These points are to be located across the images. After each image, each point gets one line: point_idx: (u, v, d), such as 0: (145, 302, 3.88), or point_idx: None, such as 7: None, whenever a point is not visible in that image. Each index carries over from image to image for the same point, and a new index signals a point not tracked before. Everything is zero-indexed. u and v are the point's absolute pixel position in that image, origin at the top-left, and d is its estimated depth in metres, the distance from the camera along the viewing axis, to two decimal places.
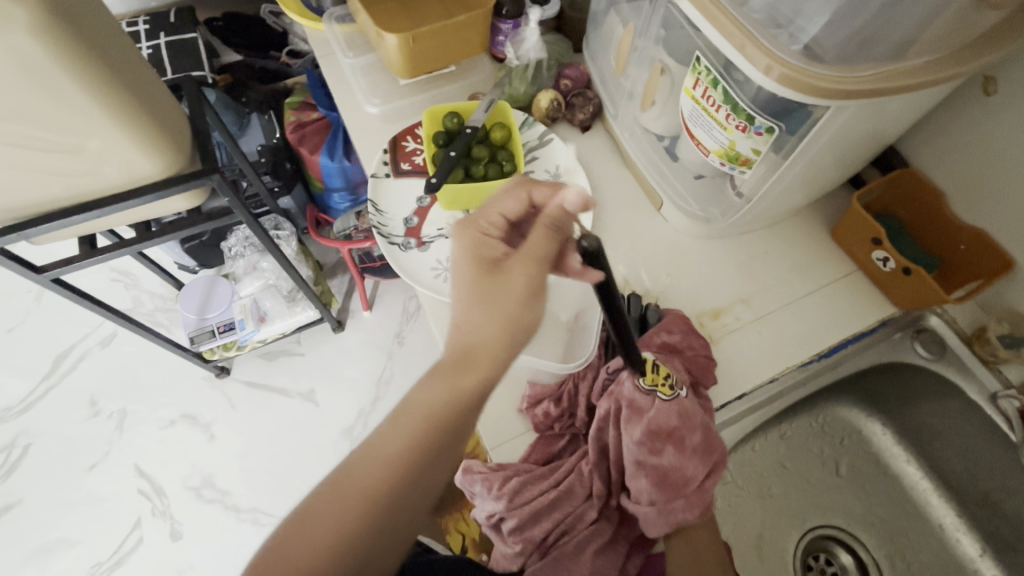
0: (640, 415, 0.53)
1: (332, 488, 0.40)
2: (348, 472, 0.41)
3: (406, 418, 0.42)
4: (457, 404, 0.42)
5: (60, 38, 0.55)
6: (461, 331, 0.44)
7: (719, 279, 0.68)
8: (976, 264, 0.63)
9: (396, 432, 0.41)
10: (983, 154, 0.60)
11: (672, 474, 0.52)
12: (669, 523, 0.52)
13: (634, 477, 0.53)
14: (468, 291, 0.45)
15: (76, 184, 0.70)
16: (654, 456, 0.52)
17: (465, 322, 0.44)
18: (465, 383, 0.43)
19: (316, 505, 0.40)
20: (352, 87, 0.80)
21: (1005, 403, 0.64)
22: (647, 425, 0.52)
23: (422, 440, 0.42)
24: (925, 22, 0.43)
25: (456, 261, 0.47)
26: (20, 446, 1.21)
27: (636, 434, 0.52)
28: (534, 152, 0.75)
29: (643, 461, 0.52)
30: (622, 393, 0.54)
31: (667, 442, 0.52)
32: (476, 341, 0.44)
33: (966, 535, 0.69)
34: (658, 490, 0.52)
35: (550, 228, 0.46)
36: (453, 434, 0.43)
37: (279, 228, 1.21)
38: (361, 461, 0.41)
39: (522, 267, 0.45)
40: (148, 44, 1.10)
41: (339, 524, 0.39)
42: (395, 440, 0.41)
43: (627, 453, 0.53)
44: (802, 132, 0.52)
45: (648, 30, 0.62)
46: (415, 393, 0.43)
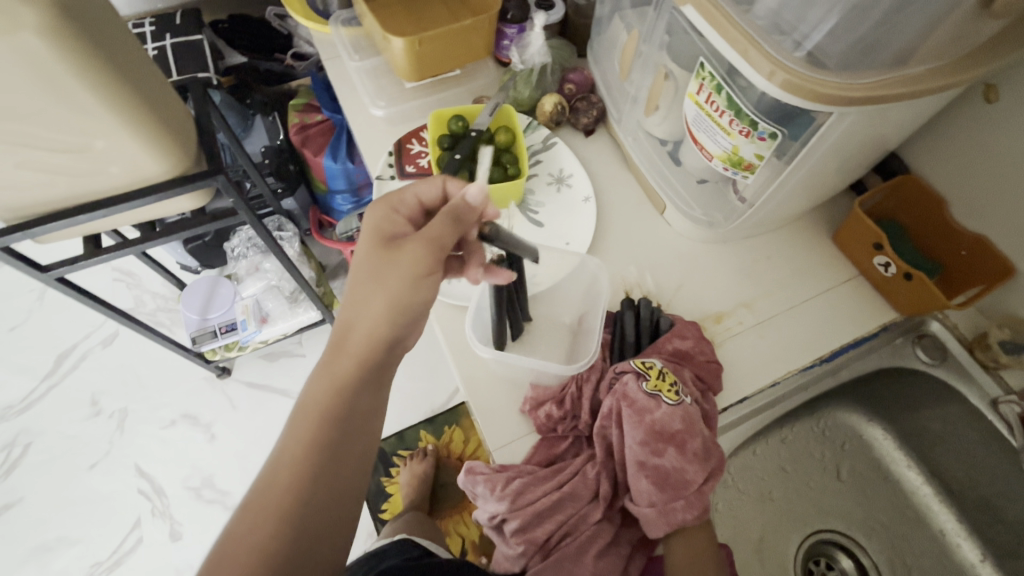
0: (646, 417, 0.54)
1: (266, 490, 0.43)
2: (274, 470, 0.44)
3: (301, 427, 0.45)
4: (337, 389, 0.46)
5: (67, 38, 0.55)
6: (351, 311, 0.48)
7: (722, 283, 0.68)
8: (979, 269, 0.63)
9: (291, 443, 0.45)
10: (984, 160, 0.60)
11: (673, 475, 0.53)
12: (665, 524, 0.52)
13: (635, 477, 0.53)
14: (365, 260, 0.48)
15: (81, 184, 0.71)
16: (654, 456, 0.53)
17: (354, 298, 0.47)
18: (341, 368, 0.47)
19: (246, 517, 0.42)
20: (358, 89, 0.81)
21: (1006, 408, 0.64)
22: (650, 427, 0.53)
23: (320, 429, 0.45)
24: (928, 30, 0.43)
25: (362, 230, 0.50)
26: (21, 445, 1.21)
27: (638, 435, 0.53)
28: (538, 155, 0.76)
29: (645, 462, 0.53)
30: (627, 394, 0.55)
31: (669, 444, 0.53)
32: (360, 322, 0.47)
33: (966, 540, 0.69)
34: (659, 491, 0.52)
35: (448, 217, 0.48)
36: (343, 421, 0.46)
37: (283, 229, 1.23)
38: (280, 460, 0.44)
39: (413, 248, 0.47)
40: (154, 45, 1.10)
41: (254, 542, 0.41)
42: (290, 449, 0.44)
43: (631, 453, 0.53)
44: (804, 138, 0.52)
45: (652, 36, 0.63)
46: (309, 388, 0.47)
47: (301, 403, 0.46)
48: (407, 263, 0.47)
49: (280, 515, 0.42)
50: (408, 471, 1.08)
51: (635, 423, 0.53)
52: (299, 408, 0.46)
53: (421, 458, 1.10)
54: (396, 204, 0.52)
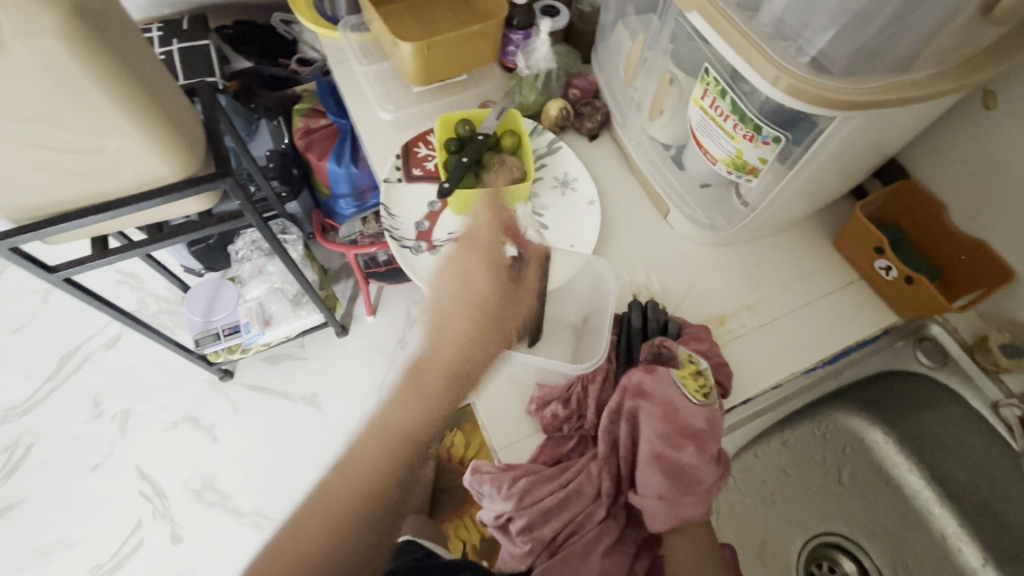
0: (673, 415, 0.55)
1: (328, 492, 0.47)
2: (337, 477, 0.47)
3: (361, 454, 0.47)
4: (400, 430, 0.48)
5: (84, 41, 0.56)
6: (454, 347, 0.50)
7: (725, 286, 0.69)
8: (980, 275, 0.64)
9: (336, 482, 0.47)
10: (982, 167, 0.62)
11: (689, 470, 0.53)
12: (673, 518, 0.52)
13: (648, 469, 0.53)
14: (484, 308, 0.51)
15: (93, 185, 0.72)
16: (672, 450, 0.53)
17: (462, 338, 0.50)
18: (422, 395, 0.49)
19: (310, 514, 0.46)
20: (366, 93, 0.82)
21: (1007, 410, 0.64)
22: (673, 420, 0.54)
23: (389, 451, 0.47)
24: (928, 37, 0.44)
25: (473, 275, 0.53)
26: (23, 445, 1.21)
27: (659, 428, 0.54)
28: (543, 159, 0.77)
29: (662, 454, 0.53)
30: (646, 389, 0.55)
31: (688, 440, 0.54)
32: (462, 355, 0.50)
33: (968, 545, 0.69)
34: (671, 485, 0.53)
35: (540, 270, 0.58)
36: (396, 463, 0.47)
37: (287, 233, 1.24)
38: (346, 467, 0.48)
39: (527, 297, 0.55)
40: (161, 50, 1.11)
41: (313, 539, 0.45)
42: (358, 461, 0.48)
43: (649, 446, 0.53)
44: (807, 143, 0.53)
45: (657, 42, 0.64)
46: (391, 406, 0.49)
47: (378, 418, 0.49)
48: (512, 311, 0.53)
49: (328, 550, 0.44)
50: None
51: (658, 416, 0.54)
52: (373, 424, 0.49)
53: None
54: (496, 241, 0.55)
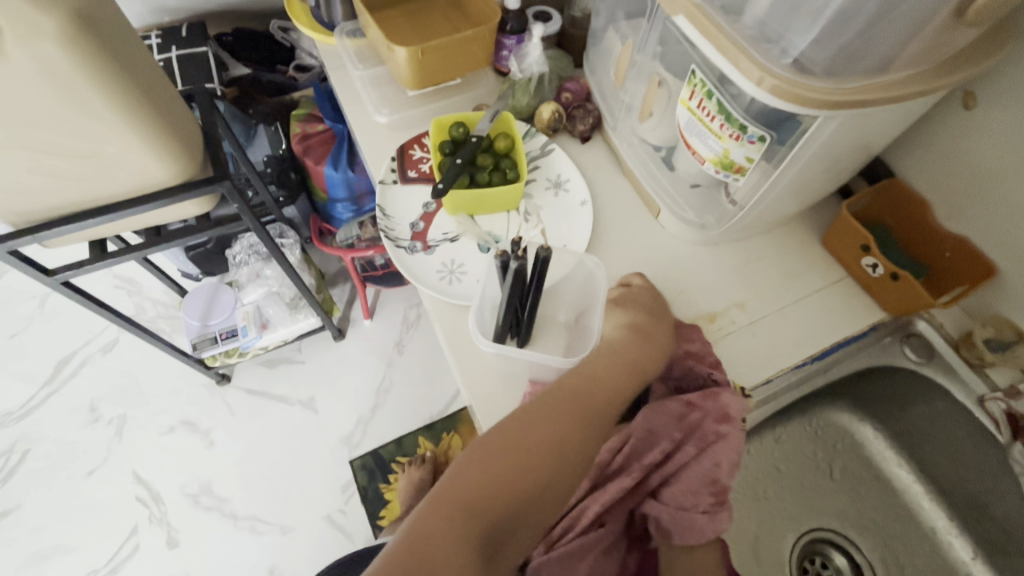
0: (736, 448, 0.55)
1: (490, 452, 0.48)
2: (504, 438, 0.49)
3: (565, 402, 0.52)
4: (567, 419, 0.51)
5: (84, 46, 0.58)
6: (618, 354, 0.57)
7: (715, 284, 0.70)
8: (963, 270, 0.65)
9: (502, 440, 0.49)
10: (963, 165, 0.63)
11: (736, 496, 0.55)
12: (707, 534, 0.54)
13: (698, 488, 0.54)
14: (643, 329, 0.59)
15: (92, 188, 0.72)
16: (730, 476, 0.54)
17: (622, 350, 0.57)
18: (586, 395, 0.53)
19: (472, 463, 0.47)
20: (361, 97, 0.83)
21: (992, 405, 0.63)
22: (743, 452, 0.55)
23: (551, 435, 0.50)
24: (906, 38, 0.46)
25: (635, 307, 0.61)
26: (20, 450, 1.21)
27: (730, 456, 0.54)
28: (536, 161, 0.78)
29: (720, 479, 0.54)
30: (730, 414, 0.55)
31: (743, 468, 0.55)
32: (618, 361, 0.56)
33: (958, 538, 0.71)
34: (715, 501, 0.54)
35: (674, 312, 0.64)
36: (553, 452, 0.49)
37: (284, 237, 1.26)
38: (512, 430, 0.50)
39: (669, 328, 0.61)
40: (160, 57, 1.13)
41: (471, 489, 0.46)
42: (527, 429, 0.50)
43: (713, 470, 0.54)
44: (792, 142, 0.55)
45: (645, 46, 0.66)
46: (557, 390, 0.53)
47: (542, 398, 0.52)
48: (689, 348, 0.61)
49: (508, 486, 0.47)
50: (406, 478, 1.12)
51: (734, 445, 0.54)
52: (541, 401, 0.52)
53: (418, 466, 1.14)
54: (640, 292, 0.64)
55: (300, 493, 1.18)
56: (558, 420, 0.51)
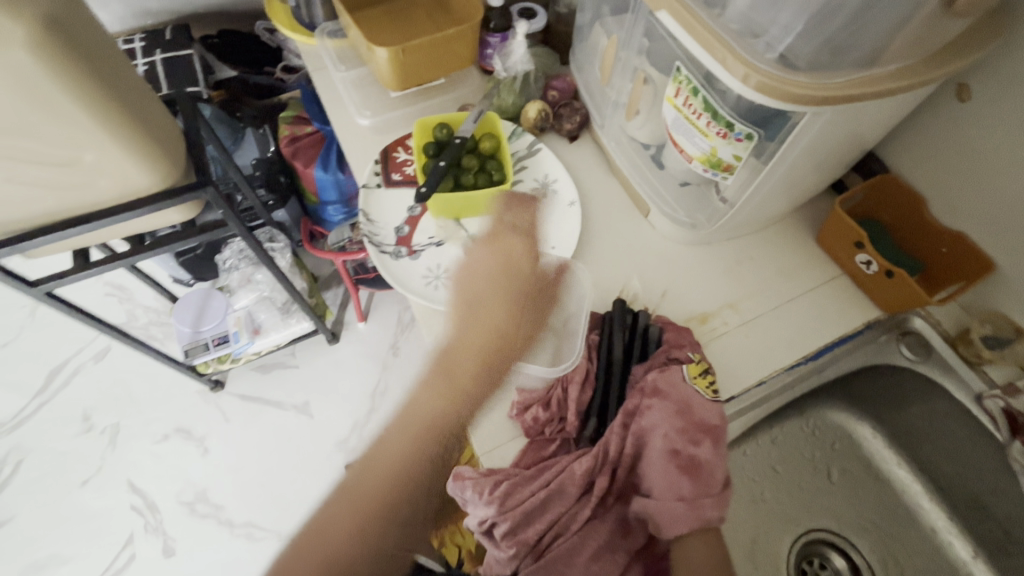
0: (690, 413, 0.55)
1: (317, 530, 0.41)
2: (330, 512, 0.42)
3: (377, 460, 0.43)
4: (393, 465, 0.43)
5: (54, 54, 0.56)
6: (448, 375, 0.45)
7: (707, 284, 0.68)
8: (962, 267, 0.64)
9: (332, 515, 0.42)
10: (958, 159, 0.61)
11: (706, 467, 0.53)
12: (692, 521, 0.51)
13: (667, 469, 0.52)
14: (479, 322, 0.47)
15: (71, 198, 0.71)
16: (689, 447, 0.53)
17: (449, 365, 0.45)
18: (411, 428, 0.44)
19: (307, 547, 0.40)
20: (344, 99, 0.82)
21: (991, 403, 0.62)
22: (688, 414, 0.55)
23: (380, 494, 0.42)
24: (896, 30, 0.44)
25: (476, 295, 0.49)
26: (12, 461, 1.20)
27: (677, 424, 0.54)
28: (523, 161, 0.77)
29: (681, 450, 0.53)
30: (661, 388, 0.56)
31: (706, 435, 0.54)
32: (451, 379, 0.45)
33: (958, 538, 0.70)
34: (690, 484, 0.52)
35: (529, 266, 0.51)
36: (392, 506, 0.42)
37: (274, 241, 1.23)
38: (338, 499, 0.42)
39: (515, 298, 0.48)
40: (144, 61, 1.11)
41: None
42: (353, 490, 0.42)
43: (667, 442, 0.53)
44: (780, 139, 0.53)
45: (630, 41, 0.64)
46: (384, 436, 0.44)
47: (370, 450, 0.44)
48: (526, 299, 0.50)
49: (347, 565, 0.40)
50: None
51: (674, 411, 0.54)
52: (369, 453, 0.44)
53: None
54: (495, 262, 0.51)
55: (298, 499, 1.17)
56: (386, 474, 0.43)
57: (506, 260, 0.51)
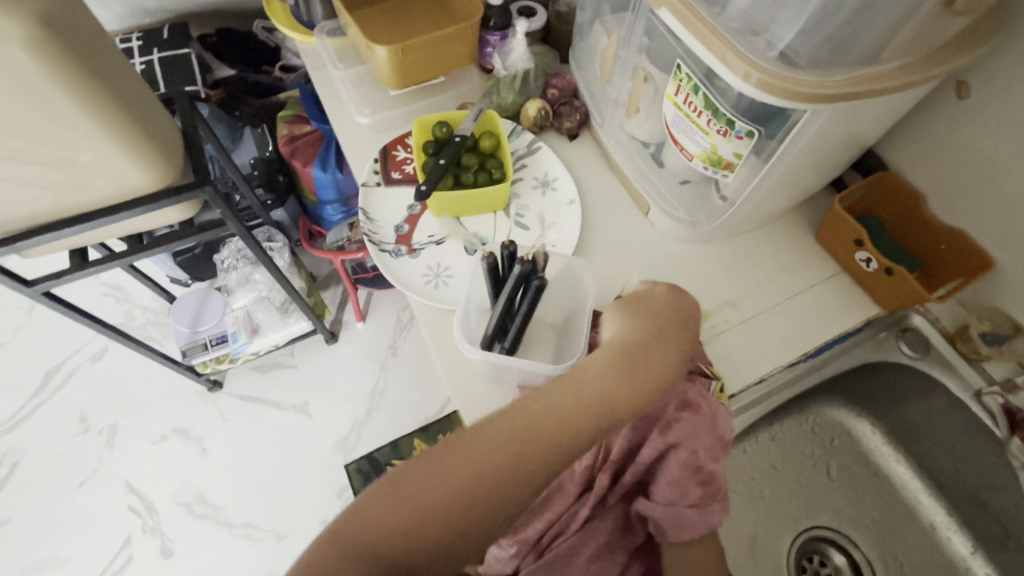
0: (716, 430, 0.52)
1: (434, 466, 0.45)
2: (449, 459, 0.45)
3: (504, 440, 0.46)
4: (519, 454, 0.46)
5: (50, 52, 0.55)
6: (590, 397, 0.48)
7: (708, 282, 0.68)
8: (958, 263, 0.64)
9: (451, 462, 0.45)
10: (957, 157, 0.61)
11: (722, 478, 0.52)
12: (700, 526, 0.52)
13: (681, 480, 0.52)
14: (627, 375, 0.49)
15: (68, 198, 0.70)
16: (711, 462, 0.52)
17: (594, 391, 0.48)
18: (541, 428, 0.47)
19: (426, 478, 0.45)
20: (344, 98, 0.82)
21: (989, 399, 0.63)
22: (716, 431, 0.52)
23: (501, 471, 0.45)
24: (896, 28, 0.44)
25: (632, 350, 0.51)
26: (8, 463, 1.19)
27: (706, 440, 0.52)
28: (523, 159, 0.77)
29: (702, 466, 0.51)
30: (693, 401, 0.52)
31: (725, 450, 0.53)
32: (595, 404, 0.48)
33: (956, 534, 0.70)
34: (700, 493, 0.52)
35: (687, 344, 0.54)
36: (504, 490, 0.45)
37: (272, 240, 1.22)
38: (457, 450, 0.46)
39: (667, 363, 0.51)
40: (142, 60, 1.10)
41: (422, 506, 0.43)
42: (477, 453, 0.46)
43: (688, 457, 0.51)
44: (781, 137, 0.53)
45: (630, 40, 0.64)
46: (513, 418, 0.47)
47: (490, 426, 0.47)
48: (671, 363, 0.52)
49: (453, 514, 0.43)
50: None
51: (705, 428, 0.52)
52: (493, 432, 0.47)
53: None
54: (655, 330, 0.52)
55: (296, 499, 1.17)
56: (506, 456, 0.46)
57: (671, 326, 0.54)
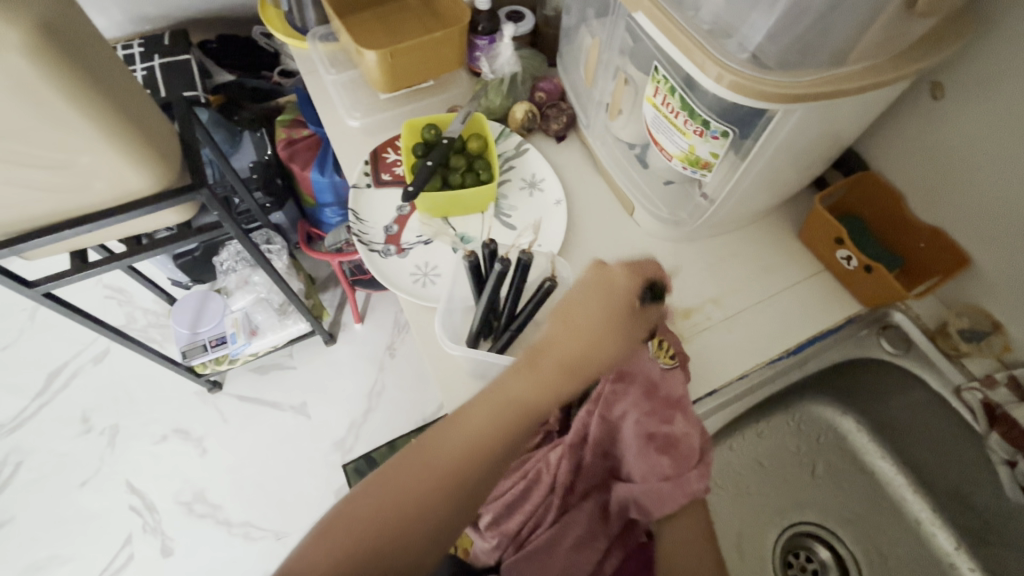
0: (652, 388, 0.54)
1: (398, 469, 0.46)
2: (410, 459, 0.47)
3: (458, 431, 0.48)
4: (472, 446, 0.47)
5: (50, 58, 0.57)
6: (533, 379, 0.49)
7: (691, 282, 0.69)
8: (936, 261, 0.66)
9: (415, 460, 0.47)
10: (934, 156, 0.63)
11: (682, 443, 0.52)
12: (681, 498, 0.52)
13: (644, 454, 0.52)
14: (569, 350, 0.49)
15: (68, 201, 0.72)
16: (663, 424, 0.52)
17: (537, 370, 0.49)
18: (492, 416, 0.48)
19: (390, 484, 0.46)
20: (336, 102, 0.83)
21: (969, 395, 0.63)
22: (654, 394, 0.53)
23: (462, 459, 0.47)
24: (860, 31, 0.46)
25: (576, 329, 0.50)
26: (12, 463, 1.21)
27: (644, 405, 0.53)
28: (511, 161, 0.78)
29: (654, 432, 0.52)
30: (626, 371, 0.55)
31: (676, 410, 0.53)
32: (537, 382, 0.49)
33: (941, 529, 0.70)
34: (668, 464, 0.52)
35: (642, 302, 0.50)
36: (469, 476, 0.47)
37: (271, 242, 1.24)
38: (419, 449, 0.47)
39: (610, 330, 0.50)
40: (143, 65, 1.13)
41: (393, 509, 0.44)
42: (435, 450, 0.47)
43: (639, 427, 0.52)
44: (755, 136, 0.54)
45: (612, 43, 0.65)
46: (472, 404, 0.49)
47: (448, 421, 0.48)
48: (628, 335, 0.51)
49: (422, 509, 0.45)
50: None
51: (640, 393, 0.53)
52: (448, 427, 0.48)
53: None
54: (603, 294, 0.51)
55: (295, 499, 1.18)
56: (462, 449, 0.47)
57: (620, 290, 0.51)
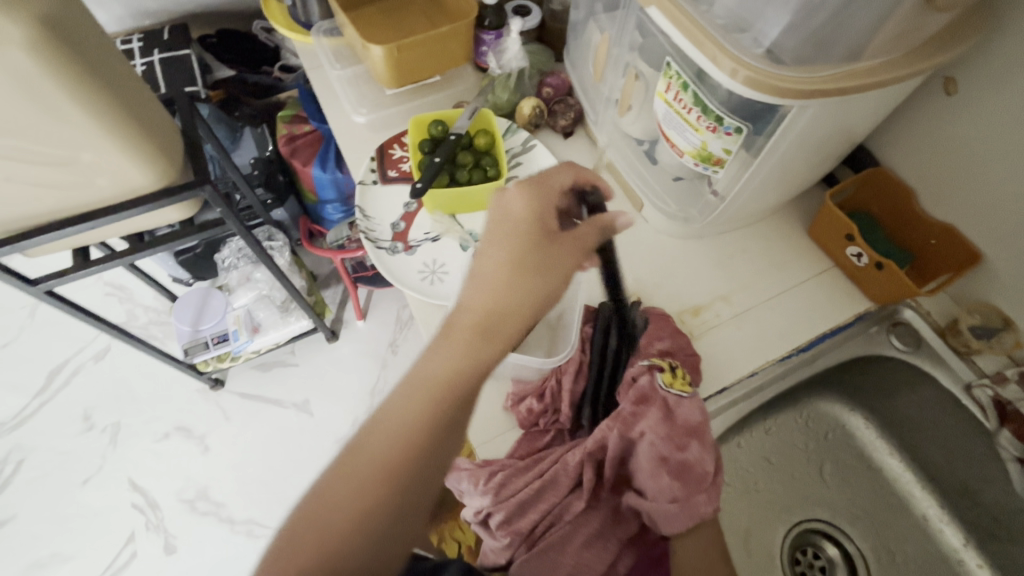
0: (671, 413, 0.55)
1: (342, 468, 0.41)
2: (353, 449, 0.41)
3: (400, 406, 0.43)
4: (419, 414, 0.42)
5: (52, 53, 0.57)
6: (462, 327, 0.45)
7: (699, 279, 0.69)
8: (951, 254, 0.65)
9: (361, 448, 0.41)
10: (945, 152, 0.62)
11: (695, 468, 0.53)
12: (690, 519, 0.52)
13: (656, 474, 0.53)
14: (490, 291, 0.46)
15: (71, 198, 0.71)
16: (677, 450, 0.53)
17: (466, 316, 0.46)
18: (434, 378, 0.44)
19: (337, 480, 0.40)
20: (340, 97, 0.82)
21: (980, 392, 0.65)
22: (671, 419, 0.54)
23: (412, 430, 0.42)
24: (877, 27, 0.45)
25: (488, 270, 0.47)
26: (14, 461, 1.20)
27: (662, 431, 0.53)
28: (518, 157, 0.77)
29: (668, 457, 0.53)
30: (649, 394, 0.55)
31: (692, 437, 0.54)
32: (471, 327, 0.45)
33: (949, 526, 0.70)
34: (680, 487, 0.53)
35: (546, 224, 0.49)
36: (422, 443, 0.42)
37: (273, 238, 1.24)
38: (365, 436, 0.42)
39: (523, 251, 0.48)
40: (142, 60, 1.12)
41: (351, 504, 0.39)
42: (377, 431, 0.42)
43: (654, 448, 0.53)
44: (768, 133, 0.54)
45: (621, 38, 0.65)
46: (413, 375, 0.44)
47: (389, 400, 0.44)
48: (562, 258, 0.48)
49: (379, 493, 0.40)
50: None
51: (660, 418, 0.54)
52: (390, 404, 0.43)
53: None
54: (503, 227, 0.49)
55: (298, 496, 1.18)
56: (409, 420, 0.42)
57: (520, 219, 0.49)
